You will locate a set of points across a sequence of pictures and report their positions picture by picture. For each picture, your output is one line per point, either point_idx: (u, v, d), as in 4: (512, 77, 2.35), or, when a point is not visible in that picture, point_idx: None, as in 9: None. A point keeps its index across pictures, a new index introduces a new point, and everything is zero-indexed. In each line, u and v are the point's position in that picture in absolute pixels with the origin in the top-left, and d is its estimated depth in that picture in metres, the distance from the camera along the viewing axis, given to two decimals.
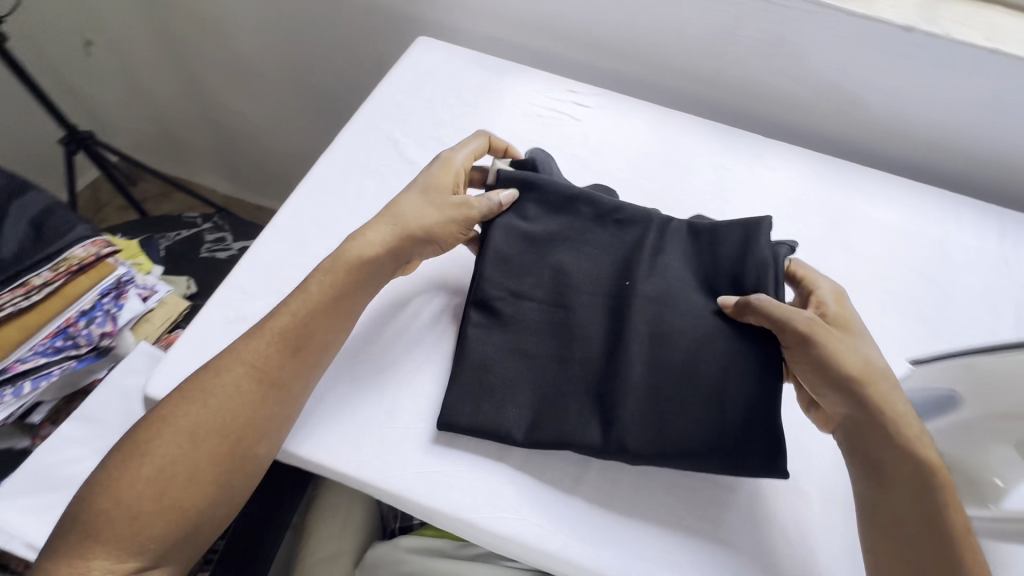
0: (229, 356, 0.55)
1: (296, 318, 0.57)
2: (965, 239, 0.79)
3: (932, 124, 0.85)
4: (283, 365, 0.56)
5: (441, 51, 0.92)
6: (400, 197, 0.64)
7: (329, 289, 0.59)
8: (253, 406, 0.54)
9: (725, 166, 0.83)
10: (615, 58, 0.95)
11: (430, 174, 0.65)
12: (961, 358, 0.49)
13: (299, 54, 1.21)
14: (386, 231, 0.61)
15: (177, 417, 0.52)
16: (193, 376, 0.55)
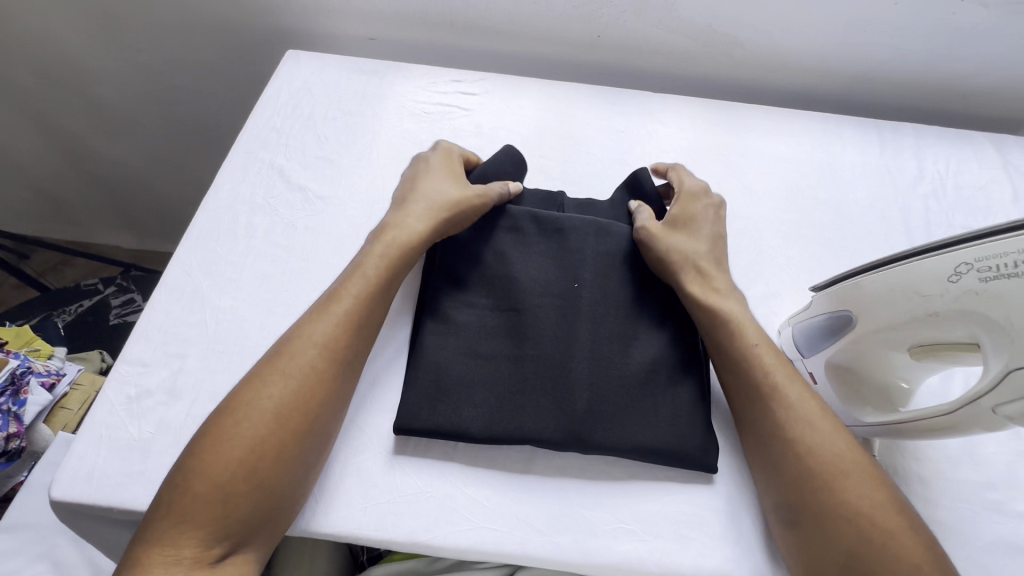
0: (302, 338, 0.53)
1: (361, 290, 0.56)
2: (848, 155, 0.84)
3: (805, 51, 0.89)
4: (354, 344, 0.54)
5: (312, 62, 0.87)
6: (420, 179, 0.66)
7: (385, 269, 0.58)
8: (327, 386, 0.52)
9: (621, 129, 0.83)
10: (491, 39, 0.94)
11: (438, 164, 0.68)
12: (854, 279, 0.50)
13: (166, 76, 1.11)
14: (422, 212, 0.62)
15: (258, 397, 0.50)
16: (264, 360, 0.52)
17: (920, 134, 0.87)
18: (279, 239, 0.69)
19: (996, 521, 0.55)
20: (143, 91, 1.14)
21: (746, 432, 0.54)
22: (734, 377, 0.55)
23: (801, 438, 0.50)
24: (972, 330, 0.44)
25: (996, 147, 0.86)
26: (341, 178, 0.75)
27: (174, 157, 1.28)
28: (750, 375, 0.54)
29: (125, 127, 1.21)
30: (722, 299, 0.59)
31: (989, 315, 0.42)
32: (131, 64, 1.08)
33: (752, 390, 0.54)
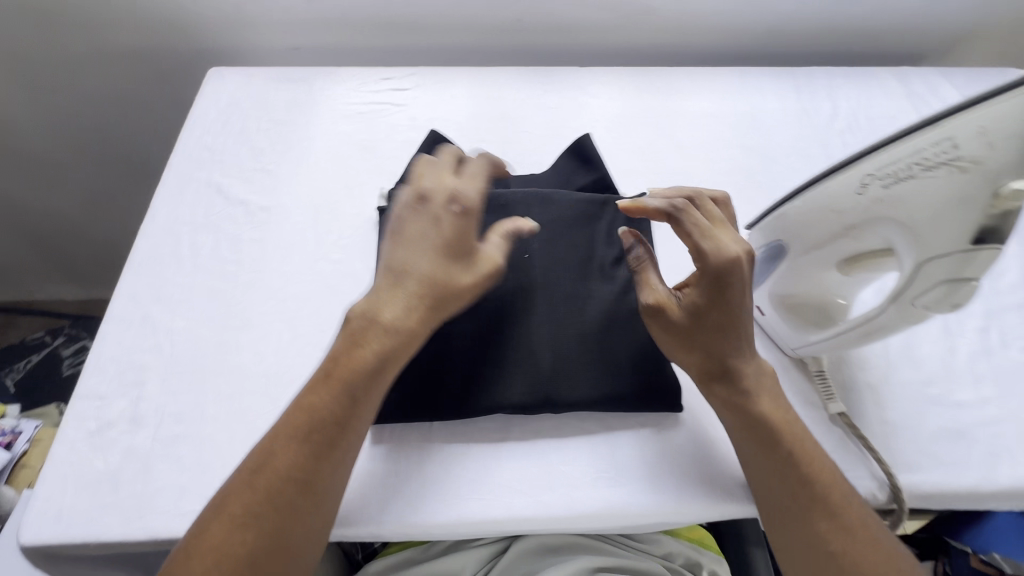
0: (268, 467, 0.46)
1: (331, 407, 0.48)
2: (767, 103, 0.88)
3: (716, 12, 0.93)
4: (330, 468, 0.47)
5: (236, 78, 0.86)
6: (409, 240, 0.53)
7: (363, 385, 0.50)
8: (289, 523, 0.45)
9: (553, 106, 0.86)
10: (416, 35, 0.95)
11: (441, 215, 0.54)
12: (782, 208, 0.54)
13: (80, 111, 1.06)
14: (413, 302, 0.51)
15: (225, 536, 0.44)
16: (230, 490, 0.46)
17: (830, 77, 0.92)
18: (226, 255, 0.68)
19: (938, 413, 0.60)
20: (60, 131, 1.09)
21: (778, 526, 0.50)
22: (765, 478, 0.51)
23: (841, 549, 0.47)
24: (890, 234, 0.46)
25: (898, 79, 0.93)
26: (281, 187, 0.74)
27: (101, 196, 1.22)
28: (792, 475, 0.50)
29: (42, 172, 1.15)
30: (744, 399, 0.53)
31: (895, 216, 0.44)
32: (40, 102, 1.04)
33: (792, 505, 0.50)
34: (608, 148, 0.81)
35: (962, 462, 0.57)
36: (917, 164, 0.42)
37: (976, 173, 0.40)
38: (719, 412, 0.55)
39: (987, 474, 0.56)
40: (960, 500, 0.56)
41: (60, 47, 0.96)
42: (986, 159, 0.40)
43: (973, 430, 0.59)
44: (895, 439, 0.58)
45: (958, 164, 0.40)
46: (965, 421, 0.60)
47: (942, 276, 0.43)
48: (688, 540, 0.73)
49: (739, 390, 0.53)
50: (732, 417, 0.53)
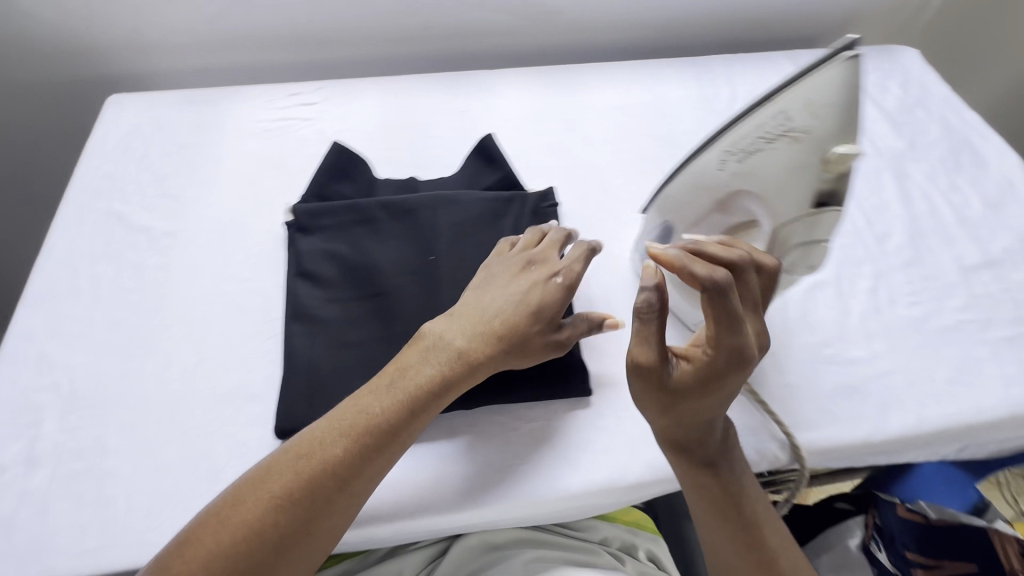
0: (309, 451, 0.48)
1: (385, 416, 0.50)
2: (670, 92, 0.92)
3: (616, 8, 0.96)
4: (364, 471, 0.49)
5: (137, 103, 0.84)
6: (501, 292, 0.57)
7: (409, 404, 0.51)
8: (310, 515, 0.46)
9: (462, 109, 0.87)
10: (324, 49, 0.95)
11: (534, 279, 0.58)
12: (663, 192, 0.55)
13: None
14: (474, 347, 0.54)
15: (246, 504, 0.46)
16: (268, 463, 0.49)
17: (728, 64, 0.97)
18: (129, 283, 0.66)
19: (834, 371, 0.63)
20: None
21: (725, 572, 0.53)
22: (717, 531, 0.53)
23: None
24: (751, 206, 0.49)
25: (791, 61, 0.98)
26: (186, 210, 0.73)
27: None
28: (743, 534, 0.52)
29: None
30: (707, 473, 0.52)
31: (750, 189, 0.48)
32: None
33: (739, 557, 0.52)
34: (518, 146, 0.83)
35: (854, 415, 0.60)
36: (763, 139, 0.45)
37: (807, 142, 0.44)
38: (681, 473, 0.53)
39: (878, 423, 0.60)
40: (854, 451, 0.59)
41: None
42: (813, 129, 0.43)
43: (865, 384, 0.63)
44: (793, 400, 0.61)
45: (792, 135, 0.44)
46: (858, 376, 0.63)
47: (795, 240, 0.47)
48: (624, 523, 0.73)
49: (710, 464, 0.52)
50: (696, 484, 0.53)
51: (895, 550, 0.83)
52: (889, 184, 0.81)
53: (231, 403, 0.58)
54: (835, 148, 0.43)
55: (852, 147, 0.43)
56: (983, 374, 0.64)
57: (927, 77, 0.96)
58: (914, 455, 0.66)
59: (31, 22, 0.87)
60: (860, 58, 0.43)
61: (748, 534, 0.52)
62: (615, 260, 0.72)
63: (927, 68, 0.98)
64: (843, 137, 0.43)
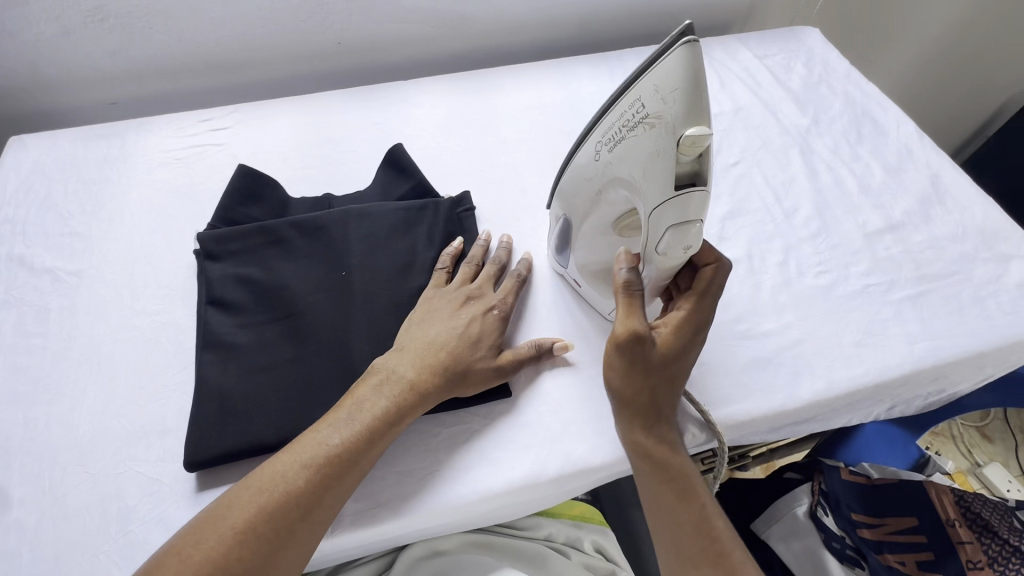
0: (268, 482, 0.49)
1: (344, 445, 0.52)
2: (585, 88, 0.94)
3: (528, 10, 0.98)
4: (324, 500, 0.50)
5: (40, 141, 0.82)
6: (452, 319, 0.61)
7: (368, 430, 0.53)
8: (273, 547, 0.48)
9: (378, 121, 0.87)
10: (238, 72, 0.94)
11: (477, 311, 0.62)
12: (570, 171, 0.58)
13: None
14: (426, 372, 0.57)
15: (202, 543, 0.46)
16: (226, 498, 0.49)
17: (641, 57, 0.99)
18: (32, 328, 0.64)
19: (747, 346, 0.65)
20: None
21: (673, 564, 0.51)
22: (664, 518, 0.52)
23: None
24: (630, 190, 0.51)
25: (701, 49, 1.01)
26: (93, 247, 0.71)
27: None
28: (690, 520, 0.51)
29: None
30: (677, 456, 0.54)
31: (625, 176, 0.50)
32: None
33: (694, 551, 0.50)
34: (435, 154, 0.84)
35: (767, 387, 0.62)
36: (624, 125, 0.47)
37: (661, 127, 0.45)
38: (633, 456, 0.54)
39: (791, 392, 0.62)
40: (769, 422, 0.61)
41: None
42: (663, 113, 0.45)
43: (778, 355, 0.65)
44: (710, 377, 0.63)
45: (647, 121, 0.46)
46: (771, 348, 0.65)
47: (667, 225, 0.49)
48: (571, 517, 0.73)
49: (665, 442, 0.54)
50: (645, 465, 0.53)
51: (842, 515, 0.86)
52: (796, 160, 0.84)
53: (142, 439, 0.57)
54: (683, 131, 0.44)
55: (702, 128, 0.44)
56: (888, 334, 0.66)
57: (830, 55, 1.00)
58: (833, 419, 0.68)
59: None
60: (699, 40, 0.44)
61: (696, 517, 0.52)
62: (533, 257, 0.72)
63: (830, 46, 1.02)
64: (694, 119, 0.44)
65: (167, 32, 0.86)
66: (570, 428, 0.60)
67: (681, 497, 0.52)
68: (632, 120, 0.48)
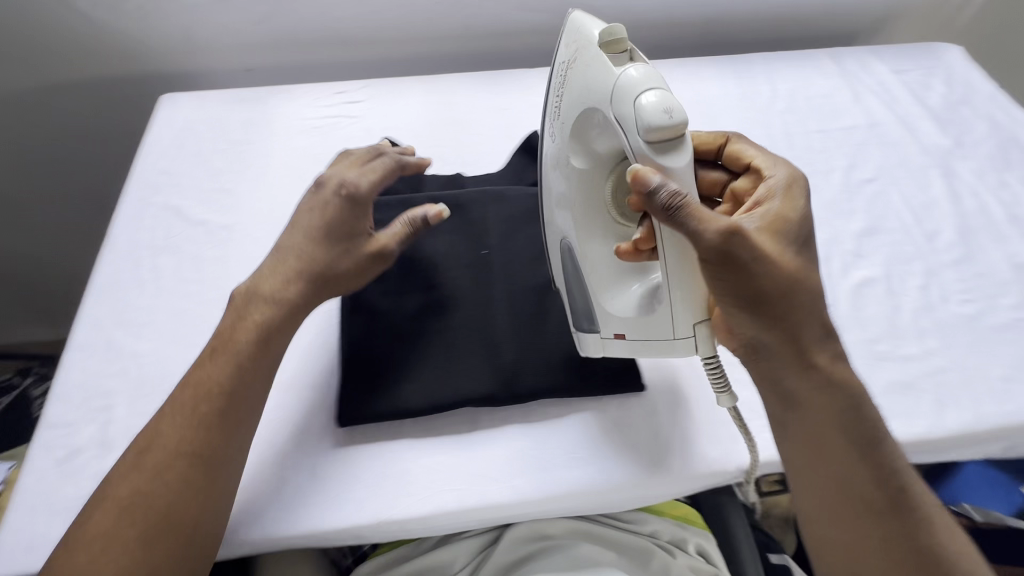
0: (155, 436, 0.50)
1: (221, 381, 0.52)
2: (710, 90, 0.92)
3: (655, 6, 0.97)
4: (217, 434, 0.51)
5: (188, 101, 0.87)
6: (313, 213, 0.60)
7: (246, 356, 0.54)
8: (185, 484, 0.48)
9: (504, 107, 0.88)
10: (367, 47, 0.96)
11: (330, 202, 0.60)
12: (548, 195, 0.59)
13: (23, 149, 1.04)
14: (298, 274, 0.57)
15: (114, 501, 0.48)
16: (124, 459, 0.50)
17: (768, 62, 0.96)
18: (189, 275, 0.68)
19: (887, 368, 0.63)
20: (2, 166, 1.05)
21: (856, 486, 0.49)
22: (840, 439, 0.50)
23: (914, 534, 0.48)
24: (595, 122, 0.53)
25: (832, 59, 0.97)
26: (241, 205, 0.75)
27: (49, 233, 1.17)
28: (867, 434, 0.50)
29: None
30: (837, 389, 0.51)
31: (584, 109, 0.53)
32: None
33: (875, 469, 0.49)
34: None
35: (909, 412, 0.60)
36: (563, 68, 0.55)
37: (580, 53, 0.53)
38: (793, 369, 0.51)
39: (935, 421, 0.60)
40: (911, 448, 0.59)
41: (10, 79, 0.95)
42: (579, 38, 0.53)
43: (920, 380, 0.62)
44: None
45: (568, 63, 0.54)
46: (912, 373, 0.63)
47: (625, 97, 0.48)
48: (673, 517, 0.73)
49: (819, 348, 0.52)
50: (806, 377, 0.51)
51: None
52: (935, 182, 0.81)
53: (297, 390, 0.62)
54: (598, 36, 0.51)
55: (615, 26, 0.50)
56: None
57: (972, 74, 0.95)
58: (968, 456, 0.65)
59: (89, 25, 0.91)
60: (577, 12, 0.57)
61: (873, 434, 0.50)
62: None
63: (971, 65, 0.97)
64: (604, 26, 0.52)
65: (312, 6, 0.90)
66: (702, 431, 0.60)
67: (852, 420, 0.50)
68: (559, 76, 0.56)
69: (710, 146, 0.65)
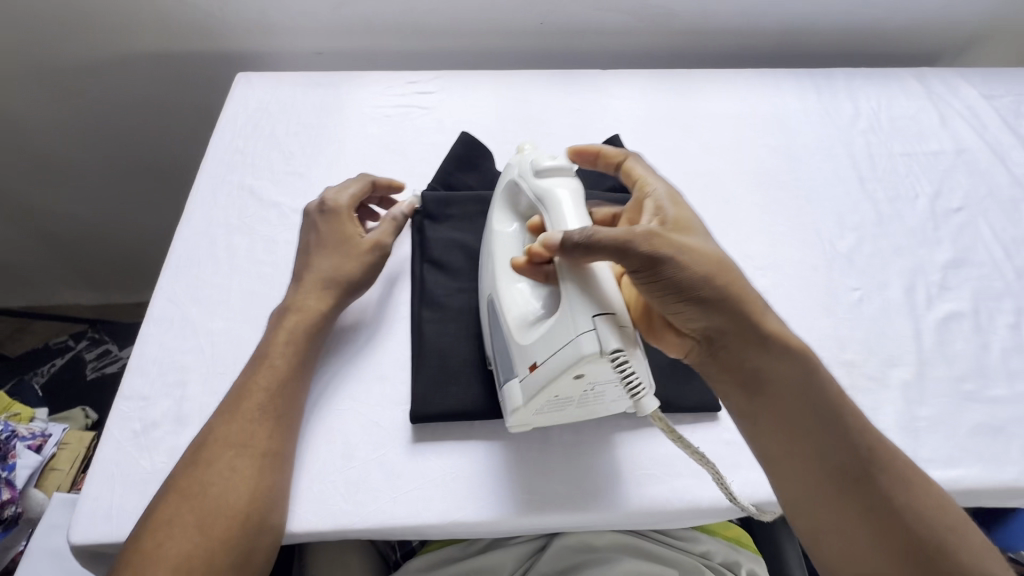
0: (210, 442, 0.50)
1: (273, 387, 0.53)
2: (789, 103, 0.89)
3: (737, 13, 0.94)
4: (275, 434, 0.51)
5: (263, 82, 0.87)
6: (315, 241, 0.62)
7: (293, 359, 0.55)
8: (252, 483, 0.48)
9: (577, 108, 0.86)
10: (439, 37, 0.95)
11: (329, 227, 0.63)
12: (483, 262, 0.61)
13: (94, 118, 1.05)
14: (322, 289, 0.59)
15: (180, 510, 0.46)
16: (177, 470, 0.49)
17: (850, 77, 0.93)
18: (261, 256, 0.69)
19: (975, 409, 0.61)
20: (73, 133, 1.07)
21: (826, 472, 0.48)
22: (791, 439, 0.50)
23: (898, 504, 0.47)
24: (512, 193, 0.61)
25: (917, 79, 0.93)
26: (313, 189, 0.75)
27: (109, 200, 1.19)
28: (821, 423, 0.49)
29: (59, 182, 1.14)
30: (785, 360, 0.51)
31: (507, 185, 0.61)
32: (57, 105, 1.02)
33: (836, 455, 0.49)
34: (635, 148, 0.82)
35: (998, 458, 0.58)
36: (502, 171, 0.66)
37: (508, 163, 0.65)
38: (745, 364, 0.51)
39: None
40: (998, 495, 0.57)
41: (89, 49, 0.96)
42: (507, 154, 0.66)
43: (1009, 425, 0.60)
44: (933, 434, 0.59)
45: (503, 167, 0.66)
46: (1001, 417, 0.60)
47: (519, 166, 0.60)
48: (727, 538, 0.70)
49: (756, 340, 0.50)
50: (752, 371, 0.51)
51: None
52: None
53: (362, 379, 0.60)
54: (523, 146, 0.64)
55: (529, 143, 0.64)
56: None
57: None
58: None
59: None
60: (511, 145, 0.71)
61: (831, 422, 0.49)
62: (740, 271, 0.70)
63: None
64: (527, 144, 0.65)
65: None
66: None
67: (807, 411, 0.50)
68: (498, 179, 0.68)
69: (613, 158, 0.61)
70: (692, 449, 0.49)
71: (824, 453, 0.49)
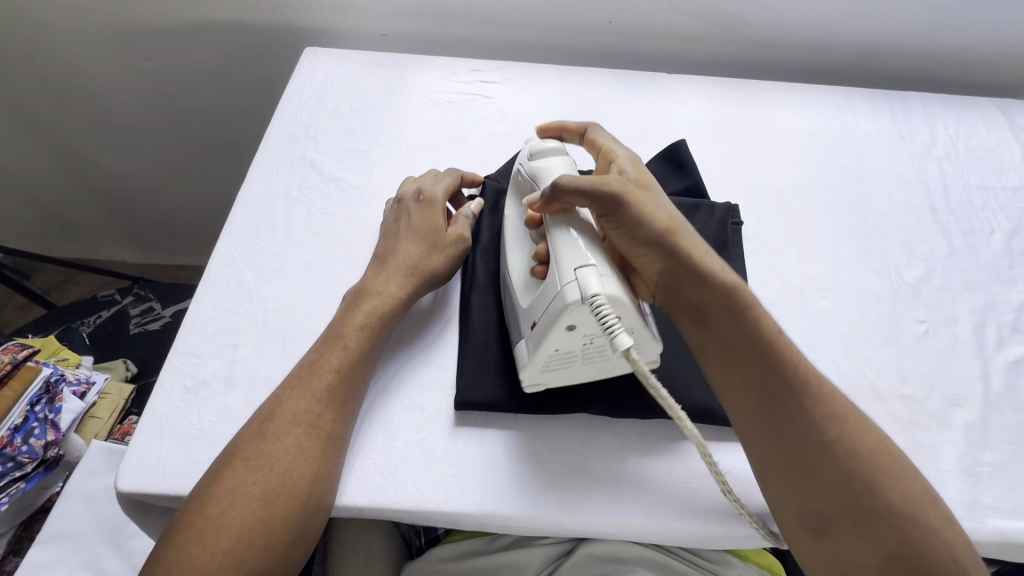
0: (276, 418, 0.49)
1: (342, 368, 0.53)
2: (861, 124, 0.86)
3: (812, 27, 0.91)
4: (337, 416, 0.51)
5: (330, 58, 0.88)
6: (401, 225, 0.62)
7: (364, 342, 0.55)
8: (312, 463, 0.48)
9: (640, 110, 0.85)
10: (505, 28, 0.95)
11: (419, 215, 0.63)
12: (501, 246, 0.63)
13: (163, 81, 1.08)
14: (403, 278, 0.59)
15: (243, 483, 0.46)
16: (241, 441, 0.49)
17: (927, 102, 0.89)
18: (317, 229, 0.69)
19: None
20: (140, 95, 1.10)
21: (769, 413, 0.48)
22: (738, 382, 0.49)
23: (831, 438, 0.46)
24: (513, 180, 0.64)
25: (1000, 109, 0.89)
26: (373, 167, 0.75)
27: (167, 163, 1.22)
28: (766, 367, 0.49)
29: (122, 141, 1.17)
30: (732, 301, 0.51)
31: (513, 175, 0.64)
32: (129, 67, 1.05)
33: (774, 393, 0.48)
34: (698, 155, 0.80)
35: None
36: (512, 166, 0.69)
37: None
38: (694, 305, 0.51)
39: None
40: None
41: (166, 15, 0.98)
42: None
43: None
44: (998, 481, 0.56)
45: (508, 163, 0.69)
46: None
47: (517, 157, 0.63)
48: (758, 565, 0.65)
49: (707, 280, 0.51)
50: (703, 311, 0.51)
51: None
52: None
53: (408, 360, 0.60)
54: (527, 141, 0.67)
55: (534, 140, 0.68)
56: None
57: None
58: None
59: None
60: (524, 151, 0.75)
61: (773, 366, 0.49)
62: (801, 290, 0.67)
63: None
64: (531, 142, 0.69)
65: None
66: None
67: (750, 351, 0.49)
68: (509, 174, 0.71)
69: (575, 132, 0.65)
70: (704, 452, 0.44)
71: (766, 392, 0.48)
